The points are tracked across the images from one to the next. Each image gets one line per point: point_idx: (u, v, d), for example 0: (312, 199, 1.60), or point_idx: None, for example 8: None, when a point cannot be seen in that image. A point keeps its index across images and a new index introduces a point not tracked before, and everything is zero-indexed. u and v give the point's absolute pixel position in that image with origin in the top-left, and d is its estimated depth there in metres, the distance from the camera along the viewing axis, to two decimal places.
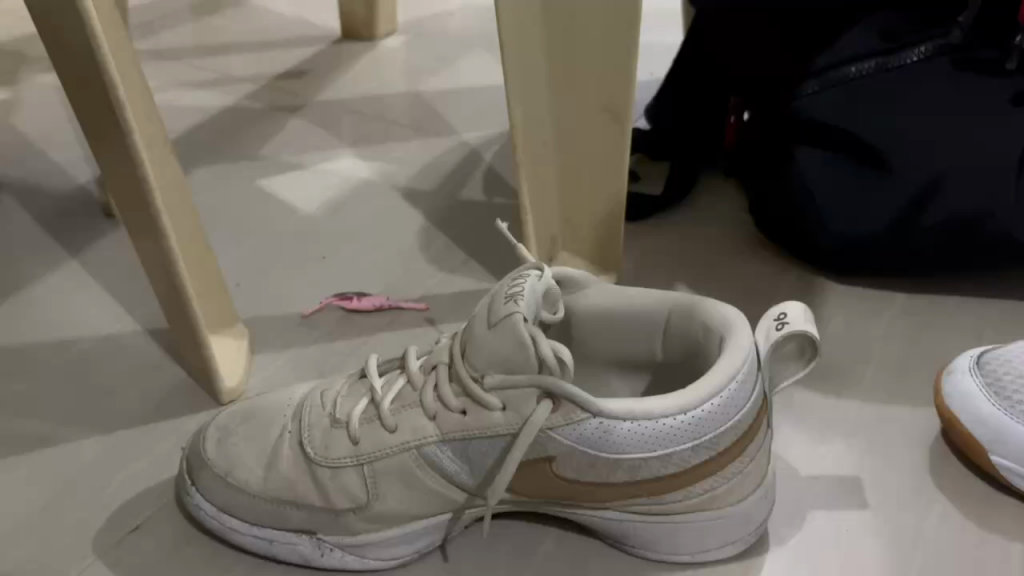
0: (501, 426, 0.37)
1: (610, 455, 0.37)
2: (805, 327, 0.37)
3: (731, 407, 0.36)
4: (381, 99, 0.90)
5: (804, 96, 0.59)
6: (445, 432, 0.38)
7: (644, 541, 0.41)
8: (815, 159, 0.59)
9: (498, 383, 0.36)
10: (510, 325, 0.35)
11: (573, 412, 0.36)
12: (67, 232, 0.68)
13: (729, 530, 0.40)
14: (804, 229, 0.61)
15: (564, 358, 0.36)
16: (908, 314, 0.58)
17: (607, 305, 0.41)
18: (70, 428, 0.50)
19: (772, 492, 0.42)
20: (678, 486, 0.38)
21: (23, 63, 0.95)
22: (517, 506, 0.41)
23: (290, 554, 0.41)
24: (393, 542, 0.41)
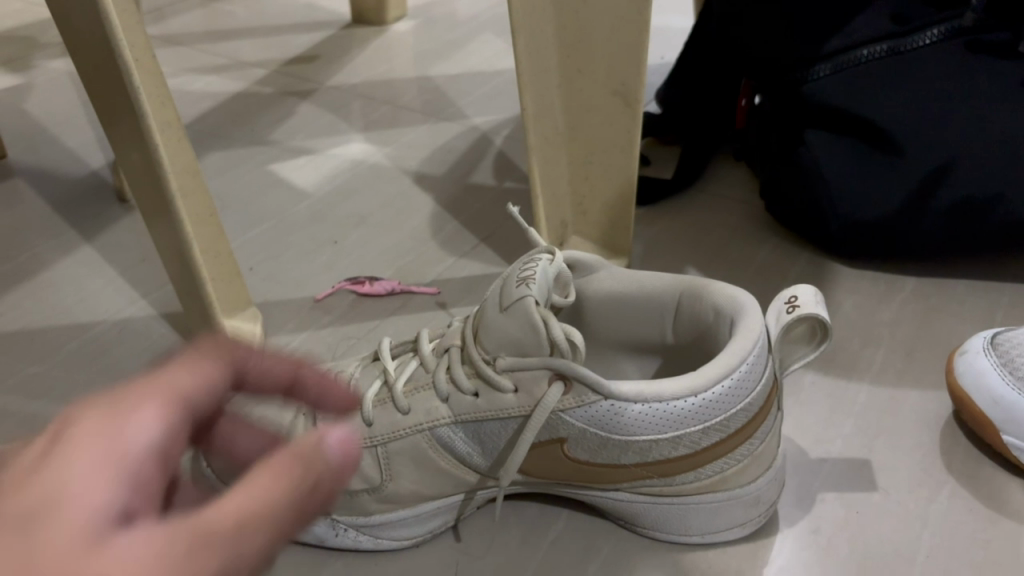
0: (513, 407, 0.37)
1: (620, 436, 0.37)
2: (815, 310, 0.36)
3: (742, 390, 0.36)
4: (391, 83, 0.90)
5: (816, 79, 0.60)
6: (458, 413, 0.38)
7: (654, 522, 0.41)
8: (825, 142, 0.60)
9: (510, 365, 0.36)
10: (522, 308, 0.35)
11: (585, 394, 0.36)
12: (80, 217, 0.69)
13: (739, 512, 0.40)
14: (814, 212, 0.61)
15: (575, 339, 0.36)
16: (918, 298, 0.58)
17: (618, 290, 0.41)
18: None
19: (782, 474, 0.42)
20: (687, 468, 0.38)
21: (35, 48, 0.95)
22: (529, 488, 0.42)
23: (305, 533, 0.42)
24: (406, 522, 0.41)
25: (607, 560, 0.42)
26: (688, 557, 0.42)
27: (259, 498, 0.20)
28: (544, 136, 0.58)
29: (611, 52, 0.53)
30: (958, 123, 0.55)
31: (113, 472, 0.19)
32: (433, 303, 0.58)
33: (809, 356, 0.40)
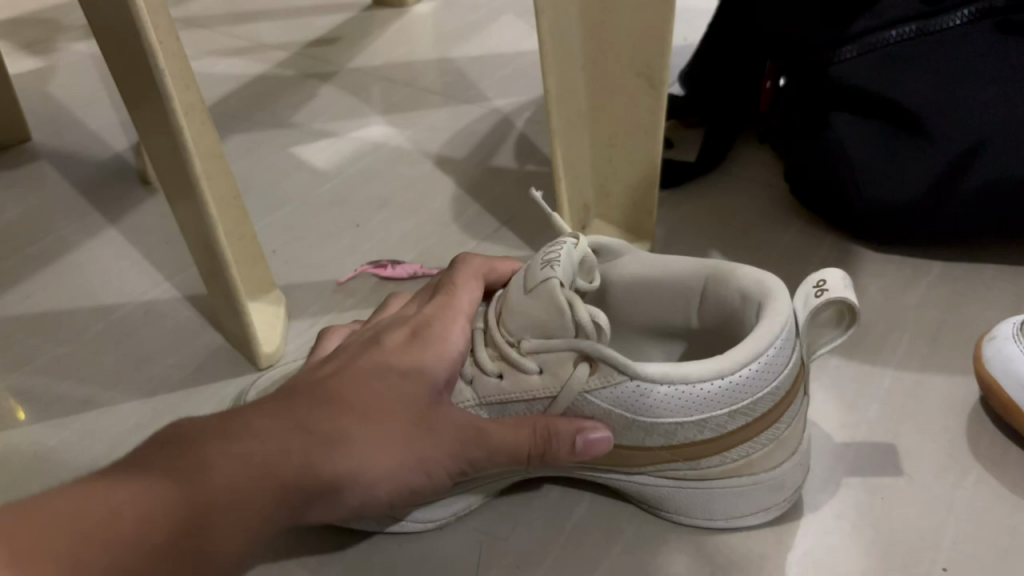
0: (539, 389, 0.38)
1: (645, 419, 0.37)
2: (844, 294, 0.36)
3: (769, 373, 0.36)
4: (412, 66, 0.90)
5: (842, 62, 0.59)
6: (483, 397, 0.40)
7: (677, 506, 0.41)
8: (852, 127, 0.59)
9: (535, 348, 0.37)
10: (548, 290, 0.36)
11: (611, 375, 0.36)
12: (104, 199, 0.69)
13: (763, 497, 0.40)
14: (840, 197, 0.60)
15: (602, 322, 0.36)
16: (945, 283, 0.58)
17: (643, 273, 0.41)
18: (114, 391, 0.51)
19: (807, 458, 0.42)
20: (712, 451, 0.38)
21: (58, 29, 0.95)
22: (554, 470, 0.42)
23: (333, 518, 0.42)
24: (432, 505, 0.42)
25: (630, 544, 0.42)
26: (713, 542, 0.41)
27: (514, 439, 0.37)
28: (567, 118, 0.58)
29: (635, 33, 0.52)
30: (988, 107, 0.54)
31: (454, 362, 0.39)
32: None
33: (836, 342, 0.40)
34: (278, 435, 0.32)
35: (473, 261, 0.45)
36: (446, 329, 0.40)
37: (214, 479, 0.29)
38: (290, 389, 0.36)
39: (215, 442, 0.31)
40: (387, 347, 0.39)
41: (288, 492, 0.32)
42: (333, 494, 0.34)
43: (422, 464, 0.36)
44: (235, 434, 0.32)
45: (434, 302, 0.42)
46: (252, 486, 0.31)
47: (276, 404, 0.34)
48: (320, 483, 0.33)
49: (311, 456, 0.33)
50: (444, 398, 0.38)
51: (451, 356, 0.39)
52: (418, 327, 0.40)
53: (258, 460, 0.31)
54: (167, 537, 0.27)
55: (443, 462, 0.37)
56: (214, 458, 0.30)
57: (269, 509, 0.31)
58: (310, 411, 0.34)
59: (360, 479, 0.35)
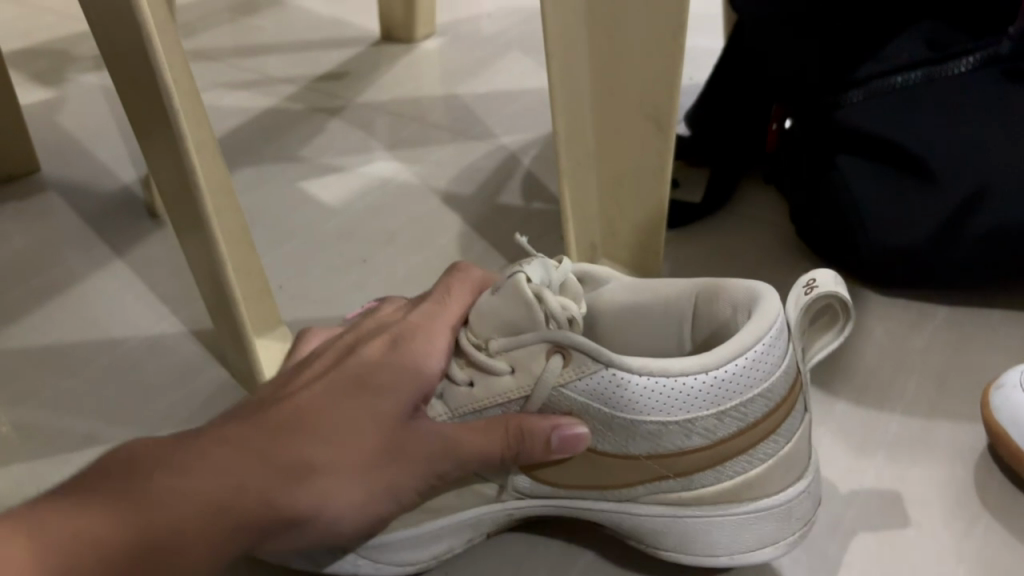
0: (510, 390, 0.40)
1: (625, 415, 0.38)
2: (832, 289, 0.39)
3: (756, 372, 0.37)
4: (420, 101, 0.90)
5: (849, 105, 0.60)
6: (457, 407, 0.42)
7: (676, 541, 0.41)
8: (859, 169, 0.59)
9: (504, 346, 0.40)
10: (516, 285, 0.39)
11: (584, 364, 0.37)
12: (111, 231, 0.69)
13: (769, 528, 0.40)
14: (846, 240, 0.60)
15: (573, 314, 0.40)
16: (951, 327, 0.58)
17: (629, 299, 0.42)
18: (118, 427, 0.51)
19: (817, 489, 0.42)
20: (706, 465, 0.39)
21: (68, 59, 0.95)
22: (545, 504, 0.43)
23: (305, 560, 0.42)
24: (414, 541, 0.42)
25: None
26: None
27: (487, 443, 0.39)
28: (576, 158, 0.59)
29: (643, 77, 0.53)
30: (994, 152, 0.55)
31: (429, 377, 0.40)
32: None
33: (831, 342, 0.43)
34: (238, 466, 0.34)
35: (464, 267, 0.46)
36: (426, 343, 0.41)
37: (163, 514, 0.31)
38: (255, 407, 0.38)
39: (165, 475, 0.32)
40: (364, 360, 0.40)
41: (244, 529, 0.34)
42: (296, 525, 0.36)
43: (391, 489, 0.39)
44: (185, 464, 0.33)
45: (420, 309, 0.43)
46: (207, 521, 0.32)
47: (236, 430, 0.36)
48: (282, 516, 0.35)
49: (272, 491, 0.35)
50: (416, 417, 0.39)
51: (428, 374, 0.40)
52: (399, 338, 0.41)
53: (211, 492, 0.33)
54: (121, 571, 0.30)
55: (410, 486, 0.39)
56: (166, 492, 0.32)
57: (227, 542, 0.33)
58: (271, 438, 0.36)
59: (323, 510, 0.37)
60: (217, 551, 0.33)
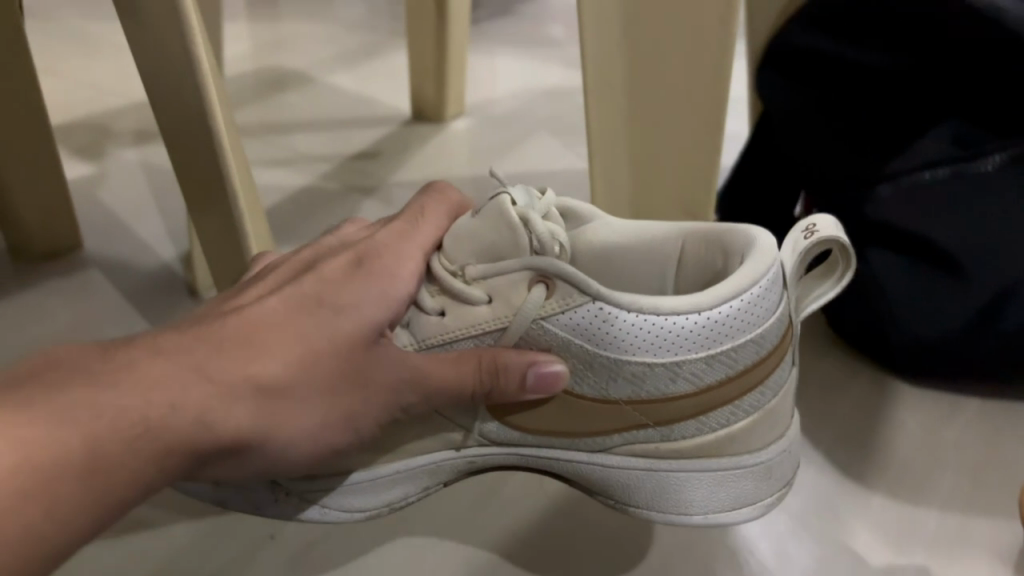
0: (487, 321, 0.45)
1: (610, 353, 0.43)
2: (832, 234, 0.45)
3: (744, 319, 0.41)
4: (452, 182, 0.93)
5: (877, 200, 0.61)
6: (426, 338, 0.46)
7: (649, 497, 0.46)
8: (889, 263, 0.61)
9: (482, 274, 0.45)
10: (501, 207, 0.45)
11: (570, 296, 0.42)
12: (152, 309, 0.71)
13: (747, 486, 0.45)
14: (878, 330, 0.62)
15: (562, 241, 0.46)
16: (982, 421, 0.58)
17: (621, 240, 0.47)
18: (164, 511, 0.52)
19: (795, 454, 0.48)
20: (690, 414, 0.44)
21: (108, 134, 0.98)
22: (508, 452, 0.48)
23: (245, 502, 0.46)
24: (365, 487, 0.47)
25: None
26: None
27: (460, 377, 0.43)
28: None
29: None
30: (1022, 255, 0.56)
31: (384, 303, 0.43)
32: None
33: (828, 292, 0.49)
34: (178, 381, 0.36)
35: (441, 191, 0.52)
36: (394, 265, 0.45)
37: (83, 432, 0.33)
38: (206, 319, 0.41)
39: (98, 386, 0.34)
40: (327, 278, 0.44)
41: (171, 448, 0.36)
42: (246, 446, 0.40)
43: (349, 417, 0.43)
44: (116, 375, 0.35)
45: (388, 229, 0.47)
46: (132, 433, 0.34)
47: (184, 341, 0.38)
48: (222, 435, 0.38)
49: (211, 408, 0.37)
50: (376, 341, 0.43)
51: (394, 295, 0.44)
52: (366, 259, 0.45)
53: (137, 405, 0.35)
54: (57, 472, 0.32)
55: (369, 417, 0.43)
56: (96, 405, 0.34)
57: (157, 458, 0.35)
58: (218, 352, 0.39)
59: (275, 434, 0.40)
60: (147, 465, 0.35)
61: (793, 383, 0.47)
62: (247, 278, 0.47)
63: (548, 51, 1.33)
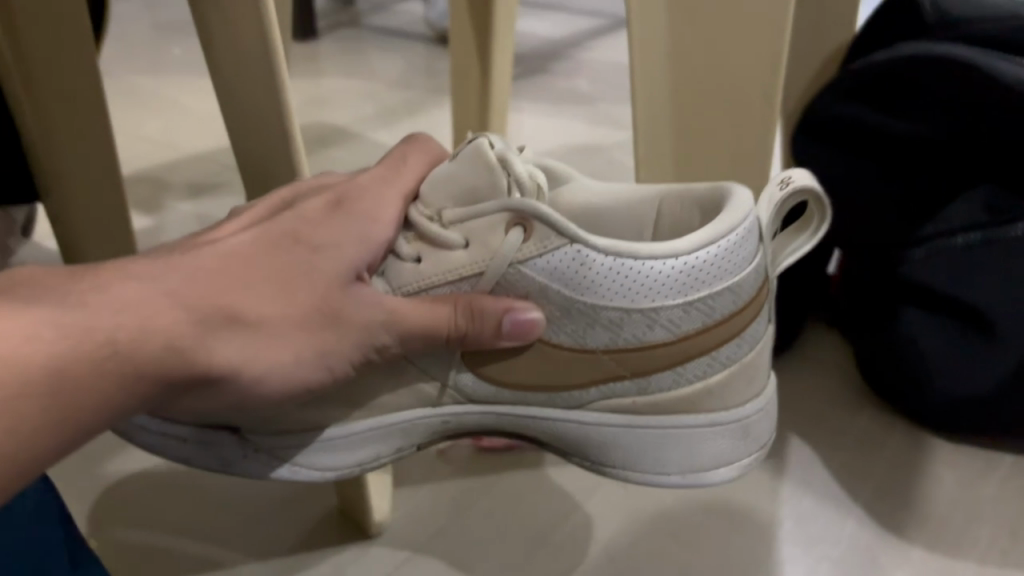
0: (464, 264, 0.43)
1: (588, 298, 0.42)
2: (805, 183, 0.44)
3: (720, 266, 0.42)
4: None
5: (912, 262, 0.65)
6: (402, 284, 0.44)
7: (625, 456, 0.45)
8: (923, 322, 0.64)
9: (459, 216, 0.43)
10: (479, 150, 0.43)
11: (548, 238, 0.41)
12: None
13: (725, 445, 0.45)
14: (911, 389, 0.64)
15: (540, 182, 0.45)
16: (1017, 476, 0.60)
17: (600, 198, 0.47)
18: (234, 553, 0.54)
19: (772, 414, 0.48)
20: (667, 366, 0.43)
21: (164, 188, 1.02)
22: (485, 413, 0.45)
23: (209, 459, 0.43)
24: (337, 445, 0.44)
25: None
26: None
27: (437, 319, 0.41)
28: None
29: None
30: None
31: (363, 246, 0.42)
32: (549, 460, 0.62)
33: (802, 246, 0.48)
34: (144, 305, 0.34)
35: (425, 142, 0.49)
36: (376, 207, 0.43)
37: (40, 349, 0.31)
38: (178, 249, 0.39)
39: (49, 304, 0.32)
40: (308, 216, 0.42)
41: (138, 372, 0.33)
42: (215, 378, 0.37)
43: (323, 356, 0.40)
44: (76, 297, 0.33)
45: (371, 172, 0.45)
46: (90, 351, 0.32)
47: (150, 267, 0.36)
48: (193, 365, 0.35)
49: (181, 334, 0.35)
50: (354, 282, 0.41)
51: (374, 238, 0.42)
52: (344, 200, 0.43)
53: (93, 325, 0.32)
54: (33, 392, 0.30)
55: (343, 356, 0.41)
56: (41, 323, 0.31)
57: (117, 386, 0.33)
58: (189, 280, 0.36)
59: (246, 367, 0.38)
60: (103, 392, 0.32)
61: (769, 341, 0.47)
62: (219, 217, 0.45)
63: (583, 108, 1.38)
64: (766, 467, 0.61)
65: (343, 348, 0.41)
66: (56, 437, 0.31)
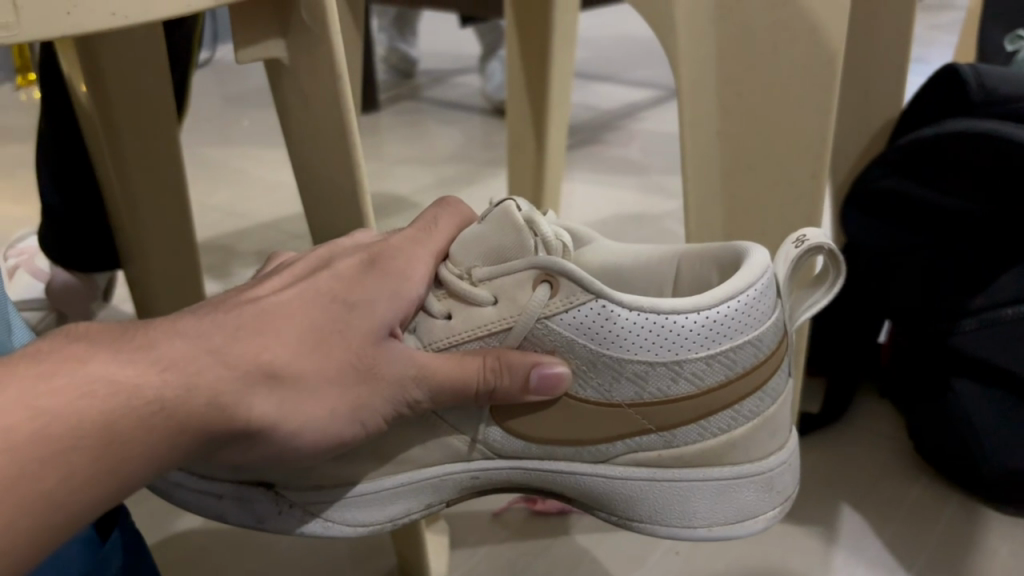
0: (493, 321, 0.44)
1: (614, 352, 0.42)
2: (820, 240, 0.45)
3: (741, 318, 0.42)
4: None
5: (961, 333, 0.65)
6: (433, 341, 0.45)
7: (651, 511, 0.45)
8: (973, 392, 0.64)
9: (489, 275, 0.44)
10: (506, 213, 0.44)
11: (574, 294, 0.41)
12: None
13: (751, 498, 0.45)
14: (966, 460, 0.64)
15: (567, 242, 0.46)
16: None
17: (624, 259, 0.49)
18: None
19: (795, 466, 0.48)
20: (691, 420, 0.44)
21: (233, 256, 1.07)
22: (513, 467, 0.45)
23: (246, 515, 0.44)
24: (368, 501, 0.45)
25: None
26: None
27: (468, 374, 0.41)
28: None
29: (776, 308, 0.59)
30: None
31: (397, 304, 0.42)
32: (602, 526, 0.63)
33: (821, 300, 0.48)
34: (188, 361, 0.34)
35: (455, 203, 0.49)
36: (408, 266, 0.43)
37: (100, 404, 0.31)
38: (215, 306, 0.39)
39: (100, 361, 0.32)
40: (342, 274, 0.42)
41: (184, 429, 0.34)
42: (252, 432, 0.37)
43: (357, 412, 0.40)
44: (126, 353, 0.33)
45: (401, 233, 0.46)
46: (140, 407, 0.32)
47: (203, 325, 0.37)
48: (234, 420, 0.35)
49: (223, 390, 0.35)
50: (387, 338, 0.41)
51: (406, 295, 0.42)
52: (379, 257, 0.43)
53: (138, 381, 0.33)
54: (90, 441, 0.31)
55: (377, 411, 0.41)
56: (90, 379, 0.32)
57: (163, 440, 0.33)
58: (231, 337, 0.37)
59: (281, 422, 0.37)
60: (149, 446, 0.33)
61: (788, 395, 0.48)
62: (255, 278, 0.44)
63: (636, 178, 1.40)
64: (817, 535, 0.62)
65: (379, 404, 0.40)
66: (102, 490, 0.32)
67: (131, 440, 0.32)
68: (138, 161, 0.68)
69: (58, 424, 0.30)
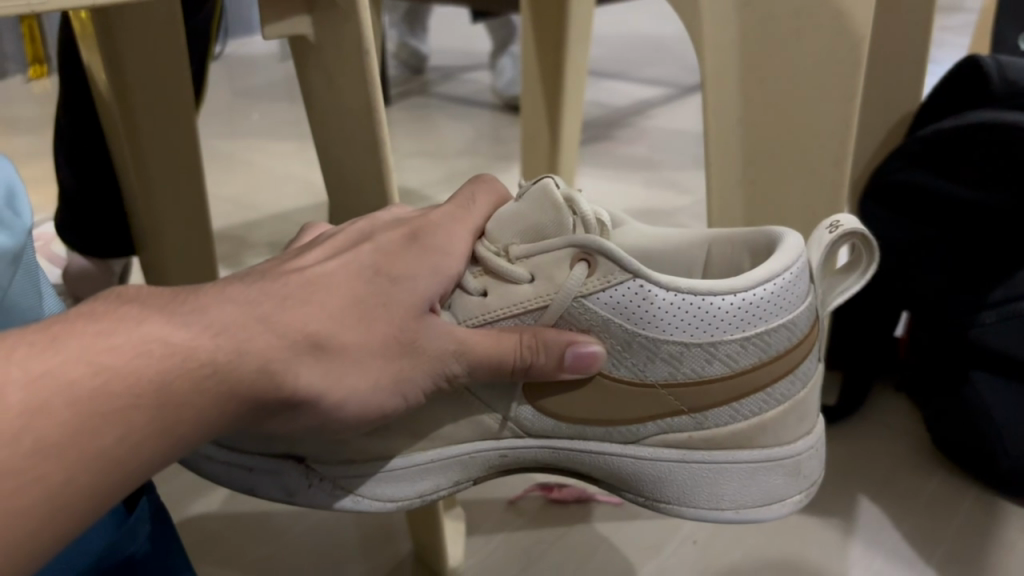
0: (529, 298, 0.43)
1: (649, 332, 0.42)
2: (854, 226, 0.45)
3: (776, 302, 0.42)
4: None
5: (981, 326, 0.65)
6: (467, 316, 0.44)
7: (680, 493, 0.45)
8: (992, 385, 0.64)
9: (526, 252, 0.44)
10: (545, 189, 0.44)
11: (612, 273, 0.41)
12: None
13: (778, 481, 0.45)
14: (983, 454, 0.63)
15: (604, 221, 0.46)
16: None
17: (652, 244, 0.48)
18: None
19: (821, 452, 0.48)
20: (723, 402, 0.44)
21: (245, 246, 1.07)
22: (541, 446, 0.45)
23: (275, 488, 0.43)
24: (398, 476, 0.44)
25: None
26: None
27: (504, 350, 0.41)
28: None
29: None
30: None
31: (438, 280, 0.42)
32: (619, 515, 0.63)
33: (853, 285, 0.48)
34: (240, 327, 0.34)
35: (490, 182, 0.49)
36: (447, 242, 0.43)
37: (154, 367, 0.31)
38: (260, 274, 0.38)
39: (153, 322, 0.32)
40: (384, 247, 0.41)
41: (235, 397, 0.33)
42: (297, 404, 0.36)
43: (397, 385, 0.40)
44: (178, 316, 0.33)
45: (440, 209, 0.46)
46: (194, 370, 0.32)
47: (251, 293, 0.36)
48: (280, 393, 0.35)
49: (272, 357, 0.34)
50: (427, 313, 0.41)
51: (446, 271, 0.42)
52: (419, 232, 0.43)
53: (193, 345, 0.32)
54: (146, 405, 0.31)
55: (417, 385, 0.40)
56: (146, 340, 0.31)
57: (215, 406, 0.33)
58: (279, 305, 0.36)
59: (326, 396, 0.37)
60: (199, 414, 0.32)
61: (818, 380, 0.48)
62: (292, 248, 0.44)
63: (647, 175, 1.40)
64: (835, 528, 0.61)
65: (418, 378, 0.40)
66: (154, 454, 0.31)
67: (185, 407, 0.32)
68: (160, 144, 0.68)
69: (118, 386, 0.30)
